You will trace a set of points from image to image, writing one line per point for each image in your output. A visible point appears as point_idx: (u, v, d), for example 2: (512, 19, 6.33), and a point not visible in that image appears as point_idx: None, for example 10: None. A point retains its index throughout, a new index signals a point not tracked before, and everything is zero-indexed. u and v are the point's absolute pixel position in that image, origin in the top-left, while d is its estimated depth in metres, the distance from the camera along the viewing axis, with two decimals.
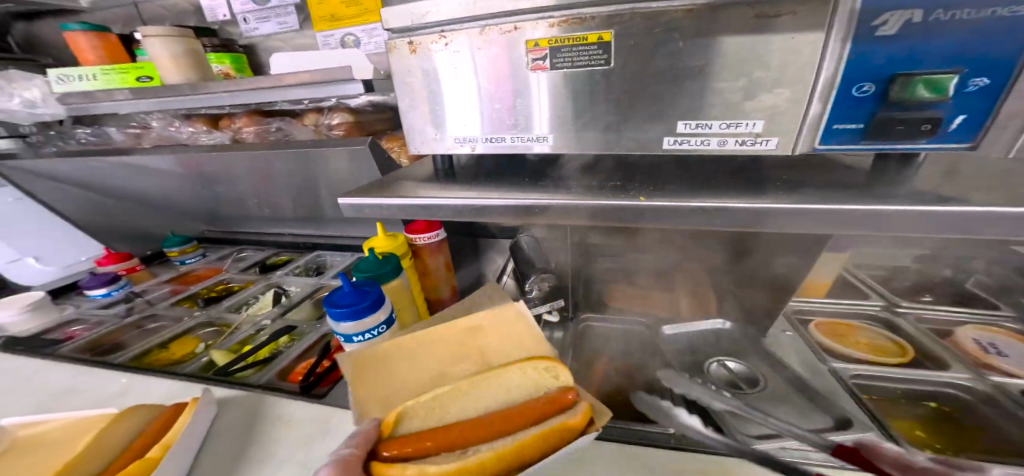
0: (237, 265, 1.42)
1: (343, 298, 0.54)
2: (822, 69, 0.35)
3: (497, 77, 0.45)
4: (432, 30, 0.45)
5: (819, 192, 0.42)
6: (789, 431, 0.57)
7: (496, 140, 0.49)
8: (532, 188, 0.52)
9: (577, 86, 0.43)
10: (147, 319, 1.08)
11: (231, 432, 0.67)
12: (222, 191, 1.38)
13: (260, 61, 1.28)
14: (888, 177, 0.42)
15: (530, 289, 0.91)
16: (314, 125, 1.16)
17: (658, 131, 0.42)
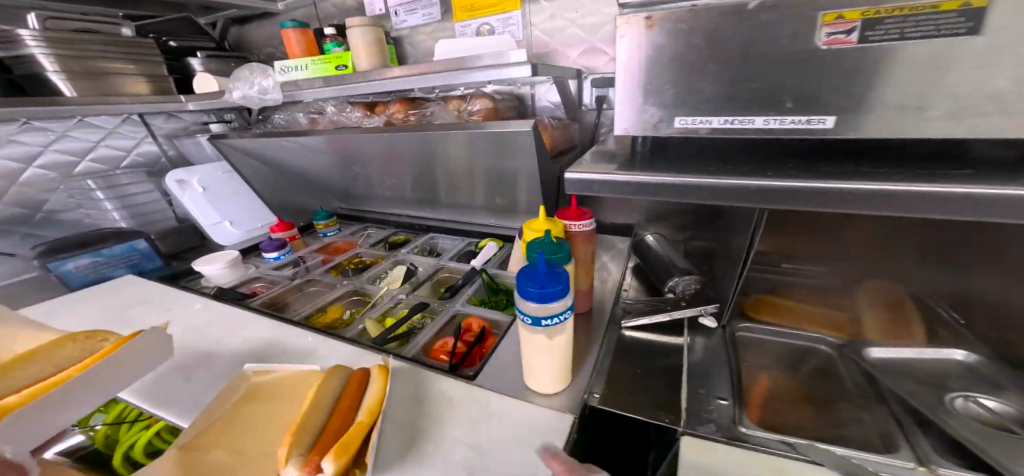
0: (367, 241, 1.59)
1: (536, 279, 0.54)
2: None
3: (775, 54, 0.44)
4: (681, 6, 0.46)
5: None
6: None
7: (742, 122, 0.49)
8: (778, 172, 0.50)
9: (899, 62, 0.40)
10: (307, 283, 1.27)
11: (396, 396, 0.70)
12: (358, 173, 1.53)
13: (403, 53, 1.39)
14: None
15: (672, 289, 0.87)
16: (455, 108, 1.21)
17: (1003, 110, 0.38)
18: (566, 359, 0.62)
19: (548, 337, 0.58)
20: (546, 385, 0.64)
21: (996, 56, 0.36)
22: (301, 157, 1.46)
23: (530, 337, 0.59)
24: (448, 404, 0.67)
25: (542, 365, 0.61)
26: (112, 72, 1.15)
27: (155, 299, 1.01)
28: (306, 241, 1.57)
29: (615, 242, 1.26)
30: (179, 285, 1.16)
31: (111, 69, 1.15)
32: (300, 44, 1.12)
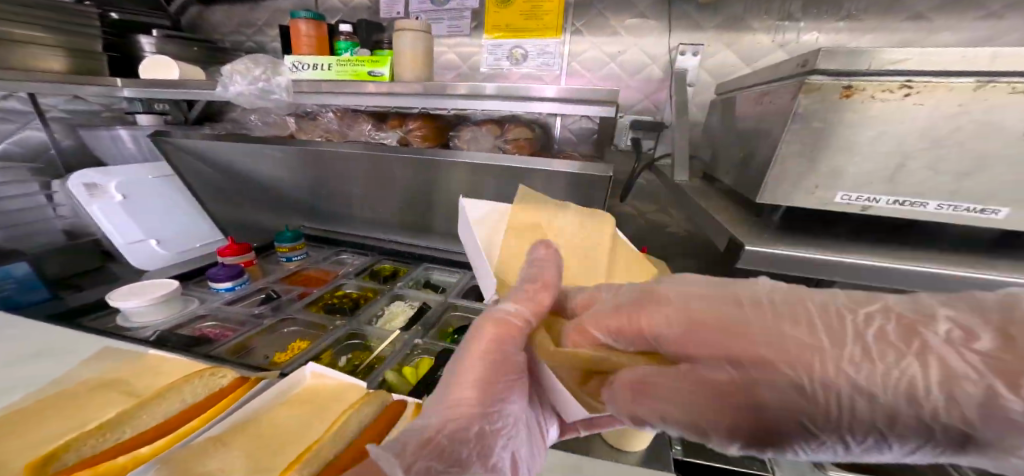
0: (348, 269, 1.31)
1: None
2: None
3: (925, 133, 0.50)
4: (890, 80, 0.49)
5: None
6: None
7: (910, 204, 0.54)
8: (871, 247, 0.60)
9: (965, 161, 0.50)
10: (283, 323, 0.98)
11: None
12: (338, 188, 1.29)
13: None
14: None
15: None
16: (491, 131, 1.14)
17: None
18: None
19: None
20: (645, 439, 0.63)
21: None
22: (276, 168, 1.23)
23: None
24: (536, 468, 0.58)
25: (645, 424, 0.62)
26: (16, 39, 1.05)
27: (48, 354, 0.67)
28: (266, 268, 1.26)
29: None
30: (74, 324, 0.80)
31: (22, 36, 1.06)
32: (313, 40, 1.16)
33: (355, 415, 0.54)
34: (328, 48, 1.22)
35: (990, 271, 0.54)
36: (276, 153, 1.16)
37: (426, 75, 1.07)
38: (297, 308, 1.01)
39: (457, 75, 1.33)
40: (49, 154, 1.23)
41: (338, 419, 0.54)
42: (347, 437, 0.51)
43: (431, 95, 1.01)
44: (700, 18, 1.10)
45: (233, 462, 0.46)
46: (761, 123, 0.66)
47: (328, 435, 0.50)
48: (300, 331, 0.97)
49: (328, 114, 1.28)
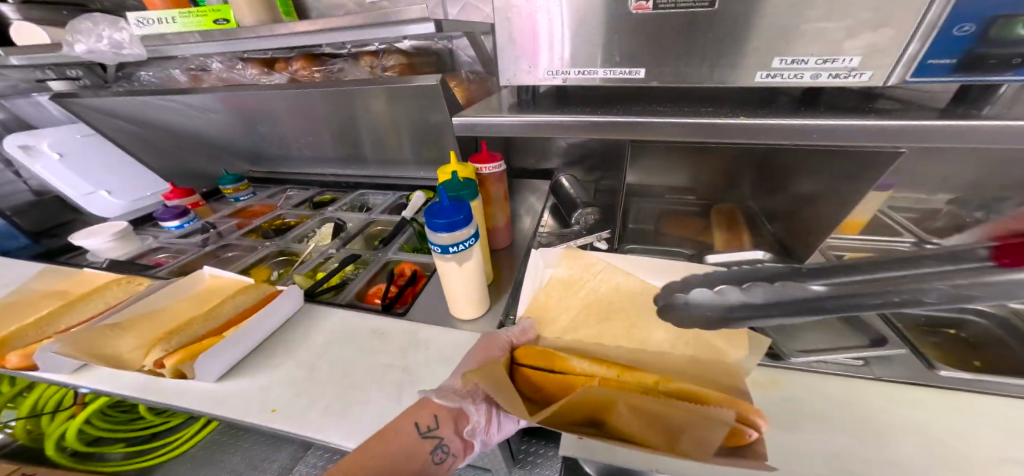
0: (291, 202, 1.54)
1: (442, 211, 0.64)
2: (926, 11, 0.41)
3: (586, 19, 0.52)
4: None
5: (759, 110, 0.57)
6: (824, 348, 0.66)
7: (591, 74, 0.57)
8: (619, 111, 0.62)
9: (674, 27, 0.50)
10: (222, 250, 1.29)
11: (341, 353, 0.74)
12: (275, 132, 1.47)
13: (303, 2, 1.26)
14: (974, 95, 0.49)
15: (576, 221, 1.05)
16: (369, 66, 1.17)
17: (752, 66, 0.50)
18: (479, 284, 0.75)
19: (459, 263, 0.69)
20: (469, 309, 0.78)
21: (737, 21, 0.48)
22: (184, 116, 1.41)
23: (442, 264, 0.70)
24: (381, 339, 0.77)
25: (460, 292, 0.74)
26: None
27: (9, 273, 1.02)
28: (216, 207, 1.57)
29: (539, 185, 1.38)
30: (64, 263, 1.21)
31: None
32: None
33: (228, 306, 0.77)
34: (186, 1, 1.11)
35: (731, 67, 0.51)
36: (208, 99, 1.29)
37: (271, 18, 1.03)
38: (236, 237, 1.32)
39: (347, 13, 1.25)
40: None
41: (215, 308, 0.77)
42: (212, 324, 0.74)
43: (288, 34, 0.98)
44: None
45: (133, 340, 0.72)
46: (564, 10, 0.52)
47: (198, 322, 0.73)
48: (242, 253, 1.27)
49: (214, 65, 1.33)
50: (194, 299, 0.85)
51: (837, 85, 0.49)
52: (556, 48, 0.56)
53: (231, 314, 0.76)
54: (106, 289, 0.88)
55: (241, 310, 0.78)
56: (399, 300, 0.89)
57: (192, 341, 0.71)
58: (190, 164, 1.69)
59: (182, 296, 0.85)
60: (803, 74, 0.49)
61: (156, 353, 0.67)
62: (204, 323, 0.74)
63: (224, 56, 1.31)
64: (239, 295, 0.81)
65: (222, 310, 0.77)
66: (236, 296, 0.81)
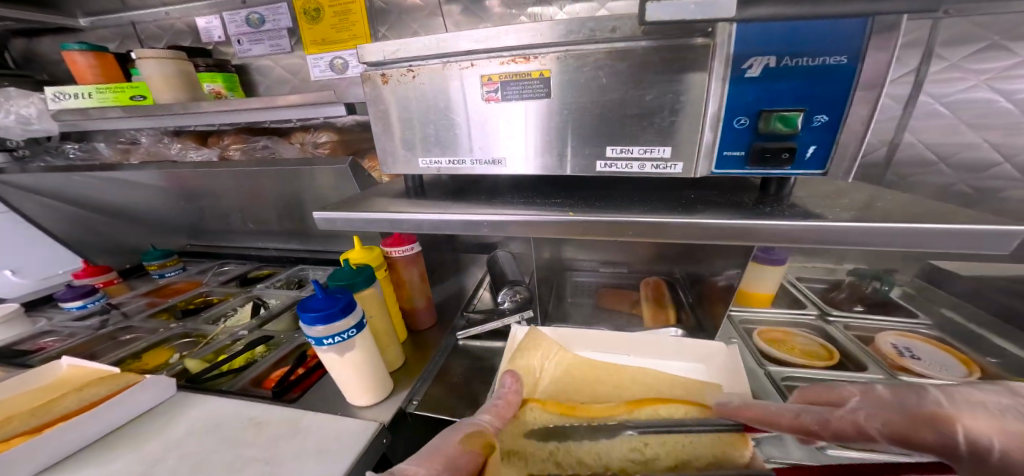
0: (220, 278, 1.45)
1: (316, 303, 0.62)
2: (708, 101, 0.40)
3: (440, 105, 0.53)
4: (400, 65, 0.53)
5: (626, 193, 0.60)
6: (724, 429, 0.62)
7: (456, 163, 0.56)
8: (495, 203, 0.57)
9: (522, 113, 0.50)
10: (122, 331, 1.16)
11: (198, 456, 0.63)
12: (210, 206, 1.44)
13: (251, 79, 1.35)
14: (773, 192, 0.48)
15: (502, 300, 1.02)
16: (300, 142, 1.21)
17: (589, 153, 0.48)
18: (372, 374, 0.70)
19: (339, 354, 0.65)
20: (362, 399, 0.71)
21: (573, 112, 0.47)
22: (113, 189, 1.38)
23: (323, 356, 0.66)
24: (255, 428, 0.67)
25: (348, 382, 0.69)
26: None
27: None
28: (137, 283, 1.47)
29: (481, 259, 1.38)
30: None
31: None
32: (98, 69, 1.07)
33: (72, 396, 0.67)
34: (119, 74, 1.13)
35: (575, 152, 0.49)
36: (139, 173, 1.28)
37: (188, 96, 1.06)
38: (141, 317, 1.20)
39: (292, 88, 1.34)
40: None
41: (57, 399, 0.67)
42: (42, 420, 0.63)
43: (217, 110, 1.02)
44: (477, 7, 1.12)
45: None
46: (424, 97, 0.53)
47: (23, 418, 0.62)
48: (141, 336, 1.14)
49: (143, 139, 1.34)
50: (47, 387, 0.74)
51: (660, 176, 0.45)
52: (425, 139, 0.56)
53: (71, 407, 0.66)
54: None
55: (85, 403, 0.67)
56: (297, 386, 0.79)
57: (1, 440, 0.59)
58: (119, 238, 1.60)
59: (33, 385, 0.74)
60: (632, 165, 0.46)
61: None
62: (30, 419, 0.63)
63: (153, 131, 1.35)
64: (94, 383, 0.70)
65: (63, 401, 0.66)
66: (91, 383, 0.70)
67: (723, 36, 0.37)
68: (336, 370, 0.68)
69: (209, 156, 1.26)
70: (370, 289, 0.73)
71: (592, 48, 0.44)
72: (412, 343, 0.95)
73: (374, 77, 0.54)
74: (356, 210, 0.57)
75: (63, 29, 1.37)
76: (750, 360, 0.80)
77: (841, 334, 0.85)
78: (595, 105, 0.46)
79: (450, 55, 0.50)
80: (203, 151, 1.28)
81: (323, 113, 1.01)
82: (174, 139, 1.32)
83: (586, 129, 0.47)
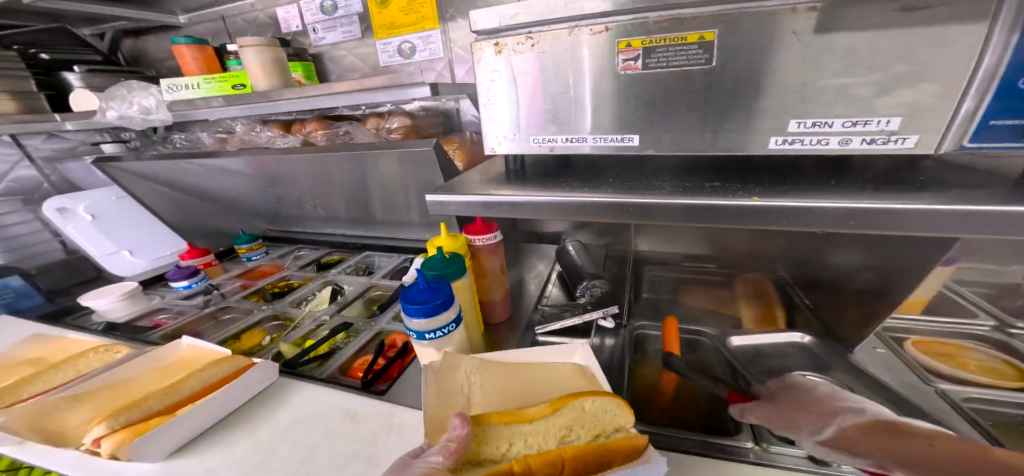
0: (297, 263, 1.52)
1: (419, 295, 0.58)
2: (980, 58, 0.30)
3: (560, 77, 0.46)
4: (519, 32, 0.46)
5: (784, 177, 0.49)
6: None
7: (576, 141, 0.49)
8: (613, 186, 0.50)
9: (672, 86, 0.42)
10: (220, 311, 1.25)
11: (309, 444, 0.63)
12: (287, 194, 1.49)
13: (325, 68, 1.36)
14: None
15: (581, 294, 0.95)
16: (374, 128, 1.20)
17: (764, 131, 0.39)
18: None
19: (438, 350, 0.62)
20: None
21: (747, 84, 0.38)
22: (203, 178, 1.48)
23: (421, 350, 0.63)
24: (356, 419, 0.67)
25: None
26: None
27: None
28: (226, 266, 1.58)
29: (549, 250, 1.32)
30: (63, 322, 1.19)
31: None
32: (202, 62, 1.12)
33: (193, 377, 0.71)
34: (217, 65, 1.18)
35: (741, 131, 0.40)
36: (229, 162, 1.35)
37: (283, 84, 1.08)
38: (235, 299, 1.28)
39: (361, 75, 1.33)
40: (42, 188, 1.50)
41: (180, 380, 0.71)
42: (171, 399, 0.67)
43: (300, 97, 1.02)
44: None
45: (82, 414, 0.66)
46: (545, 68, 0.47)
47: (156, 396, 0.67)
48: (237, 317, 1.22)
49: (238, 127, 1.42)
50: (164, 367, 0.79)
51: (874, 152, 0.36)
52: (540, 117, 0.49)
53: (195, 388, 0.69)
54: (79, 357, 0.83)
55: (205, 384, 0.71)
56: (381, 377, 0.78)
57: (142, 418, 0.63)
58: (210, 223, 1.72)
59: (153, 365, 0.79)
60: (829, 139, 0.37)
61: (98, 430, 0.59)
62: (161, 398, 0.67)
63: (247, 120, 1.42)
64: (208, 365, 0.74)
65: (186, 382, 0.70)
66: (206, 365, 0.74)
67: None
68: (432, 363, 0.64)
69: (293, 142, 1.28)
70: (461, 281, 0.70)
71: (783, 2, 0.35)
72: (485, 338, 0.92)
73: (485, 46, 0.48)
74: (468, 191, 0.53)
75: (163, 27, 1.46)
76: (910, 374, 0.68)
77: None
78: (784, 73, 0.37)
79: (579, 18, 0.43)
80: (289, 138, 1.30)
81: (399, 97, 0.98)
82: (262, 127, 1.37)
83: (768, 104, 0.38)
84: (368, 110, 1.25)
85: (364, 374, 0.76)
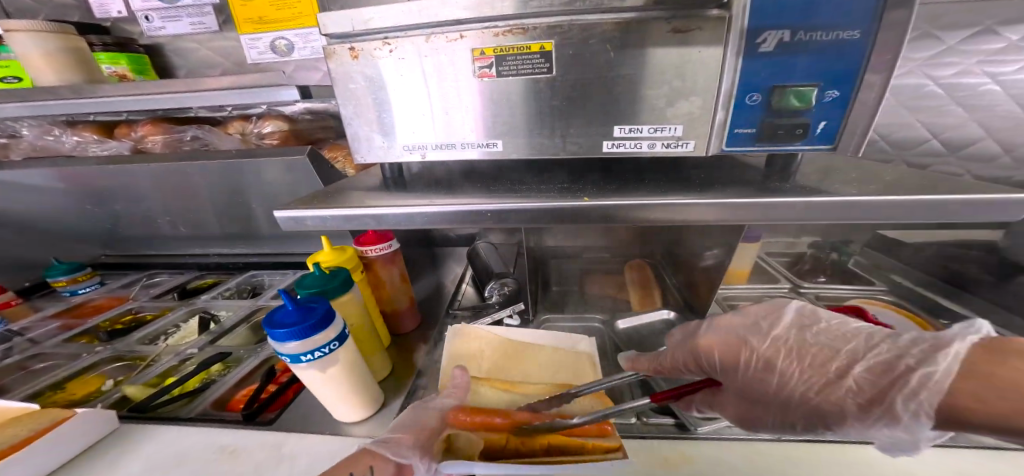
0: (154, 292, 1.26)
1: (286, 317, 0.54)
2: (721, 79, 0.39)
3: (421, 81, 0.47)
4: (373, 37, 0.46)
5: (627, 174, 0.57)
6: None
7: (444, 147, 0.51)
8: (478, 192, 0.52)
9: (519, 91, 0.46)
10: (32, 360, 0.97)
11: None
12: (135, 211, 1.22)
13: (167, 62, 1.16)
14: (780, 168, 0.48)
15: (491, 294, 0.98)
16: (242, 133, 1.07)
17: (596, 133, 0.46)
18: (359, 383, 0.64)
19: (320, 371, 0.58)
20: (352, 413, 0.65)
21: (577, 92, 0.44)
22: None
23: (301, 373, 0.58)
24: (226, 457, 0.59)
25: (332, 395, 0.62)
26: None
27: None
28: (44, 305, 1.23)
29: (458, 254, 1.32)
30: None
31: None
32: None
33: None
34: None
35: (575, 135, 0.46)
36: (42, 173, 1.07)
37: (81, 79, 0.92)
38: (57, 343, 1.01)
39: (225, 72, 1.17)
40: None
41: None
42: None
43: (134, 94, 0.86)
44: None
45: None
46: (401, 71, 0.47)
47: None
48: (59, 364, 0.96)
49: (24, 131, 1.11)
50: None
51: (669, 154, 0.45)
52: (404, 123, 0.50)
53: None
54: None
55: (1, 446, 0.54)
56: (269, 406, 0.69)
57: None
58: (14, 251, 1.33)
59: None
60: (641, 143, 0.45)
61: None
62: None
63: (36, 120, 1.12)
64: (6, 424, 0.58)
65: None
66: (3, 425, 0.58)
67: (738, 10, 0.36)
68: (319, 386, 0.60)
69: (117, 150, 1.10)
70: (349, 295, 0.66)
71: (598, 19, 0.40)
72: (393, 349, 0.88)
73: (341, 52, 0.47)
74: (332, 207, 0.50)
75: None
76: None
77: (813, 305, 0.92)
78: (603, 82, 0.43)
79: (432, 24, 0.44)
80: (109, 145, 1.11)
81: (269, 98, 0.89)
82: (66, 130, 1.11)
83: (596, 109, 0.44)
84: (231, 112, 1.11)
85: (248, 403, 0.67)
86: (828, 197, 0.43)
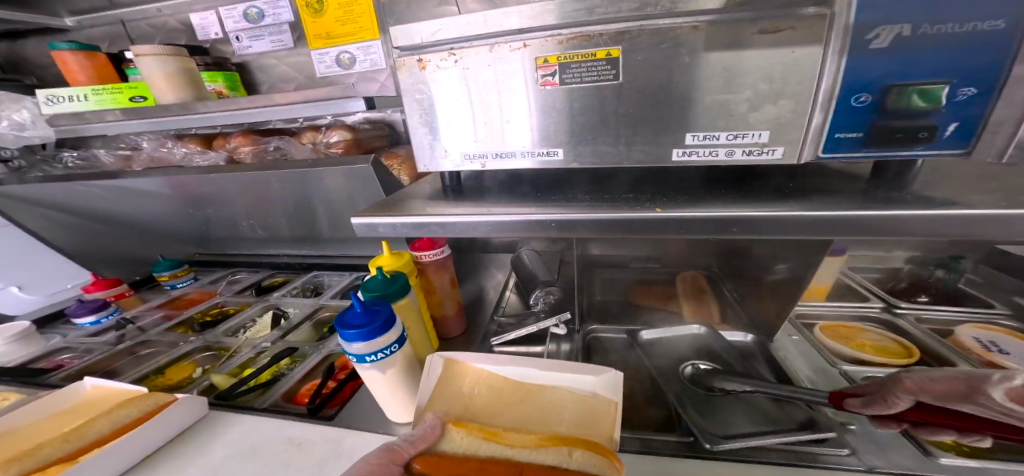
0: (233, 288, 1.40)
1: (354, 318, 0.56)
2: (820, 79, 0.35)
3: (485, 91, 0.47)
4: (440, 49, 0.47)
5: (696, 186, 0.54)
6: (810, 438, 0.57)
7: (506, 155, 0.51)
8: (539, 200, 0.52)
9: (585, 99, 0.44)
10: (140, 346, 1.12)
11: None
12: (218, 214, 1.38)
13: (251, 78, 1.30)
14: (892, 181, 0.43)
15: (535, 302, 0.96)
16: (312, 143, 1.16)
17: (667, 142, 0.43)
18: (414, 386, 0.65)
19: (381, 371, 0.60)
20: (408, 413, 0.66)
21: (649, 99, 0.42)
22: (115, 199, 1.33)
23: (364, 373, 0.61)
24: (296, 449, 0.63)
25: (390, 396, 0.64)
26: None
27: None
28: (148, 296, 1.42)
29: (504, 260, 1.33)
30: None
31: None
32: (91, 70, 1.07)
33: (101, 420, 0.63)
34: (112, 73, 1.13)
35: (647, 144, 0.44)
36: (149, 181, 1.23)
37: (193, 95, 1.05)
38: (159, 331, 1.15)
39: (297, 86, 1.29)
40: None
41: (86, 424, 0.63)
42: (73, 445, 0.60)
43: (226, 110, 0.97)
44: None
45: None
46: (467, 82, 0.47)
47: (55, 443, 0.59)
48: (160, 350, 1.10)
49: (144, 143, 1.31)
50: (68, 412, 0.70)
51: (754, 163, 0.41)
52: (465, 133, 0.51)
53: (102, 432, 0.62)
54: None
55: (115, 426, 0.63)
56: (331, 402, 0.73)
57: (37, 468, 0.56)
58: (126, 249, 1.55)
59: (53, 412, 0.70)
60: (717, 151, 0.42)
61: None
62: (61, 445, 0.59)
63: (153, 135, 1.32)
64: (121, 404, 0.67)
65: (94, 426, 0.63)
66: (118, 405, 0.67)
67: (842, 6, 0.33)
68: (377, 386, 0.62)
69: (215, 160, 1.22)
70: (406, 299, 0.68)
71: (672, 22, 0.38)
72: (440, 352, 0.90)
73: (410, 62, 0.48)
74: (399, 212, 0.52)
75: (54, 29, 1.32)
76: (819, 358, 0.76)
77: (911, 328, 0.81)
78: (678, 89, 0.40)
79: (497, 34, 0.44)
80: (208, 155, 1.23)
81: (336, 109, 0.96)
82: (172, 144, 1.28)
83: (668, 117, 0.42)
84: (303, 124, 1.21)
85: (312, 399, 0.71)
86: (953, 208, 0.37)
